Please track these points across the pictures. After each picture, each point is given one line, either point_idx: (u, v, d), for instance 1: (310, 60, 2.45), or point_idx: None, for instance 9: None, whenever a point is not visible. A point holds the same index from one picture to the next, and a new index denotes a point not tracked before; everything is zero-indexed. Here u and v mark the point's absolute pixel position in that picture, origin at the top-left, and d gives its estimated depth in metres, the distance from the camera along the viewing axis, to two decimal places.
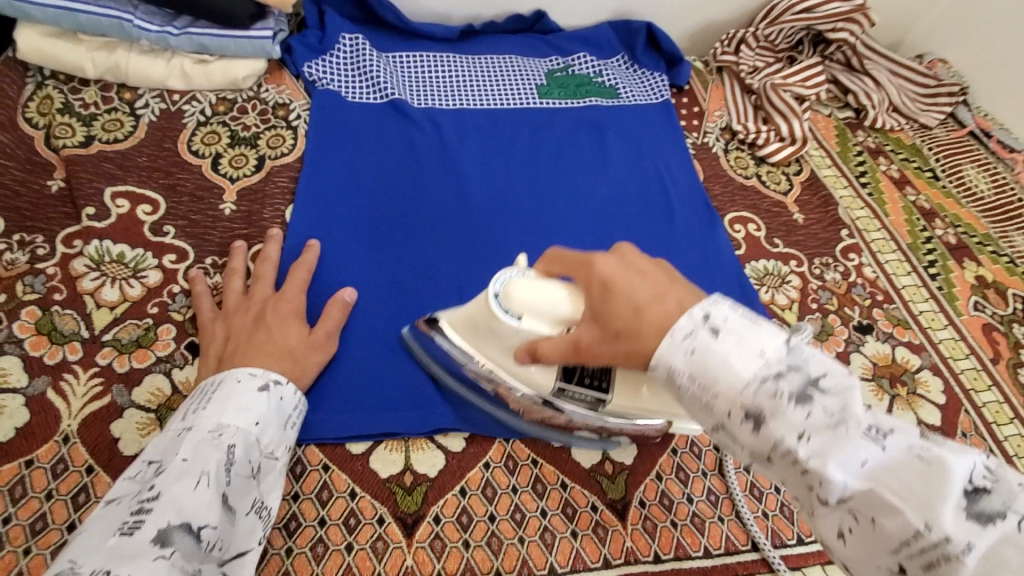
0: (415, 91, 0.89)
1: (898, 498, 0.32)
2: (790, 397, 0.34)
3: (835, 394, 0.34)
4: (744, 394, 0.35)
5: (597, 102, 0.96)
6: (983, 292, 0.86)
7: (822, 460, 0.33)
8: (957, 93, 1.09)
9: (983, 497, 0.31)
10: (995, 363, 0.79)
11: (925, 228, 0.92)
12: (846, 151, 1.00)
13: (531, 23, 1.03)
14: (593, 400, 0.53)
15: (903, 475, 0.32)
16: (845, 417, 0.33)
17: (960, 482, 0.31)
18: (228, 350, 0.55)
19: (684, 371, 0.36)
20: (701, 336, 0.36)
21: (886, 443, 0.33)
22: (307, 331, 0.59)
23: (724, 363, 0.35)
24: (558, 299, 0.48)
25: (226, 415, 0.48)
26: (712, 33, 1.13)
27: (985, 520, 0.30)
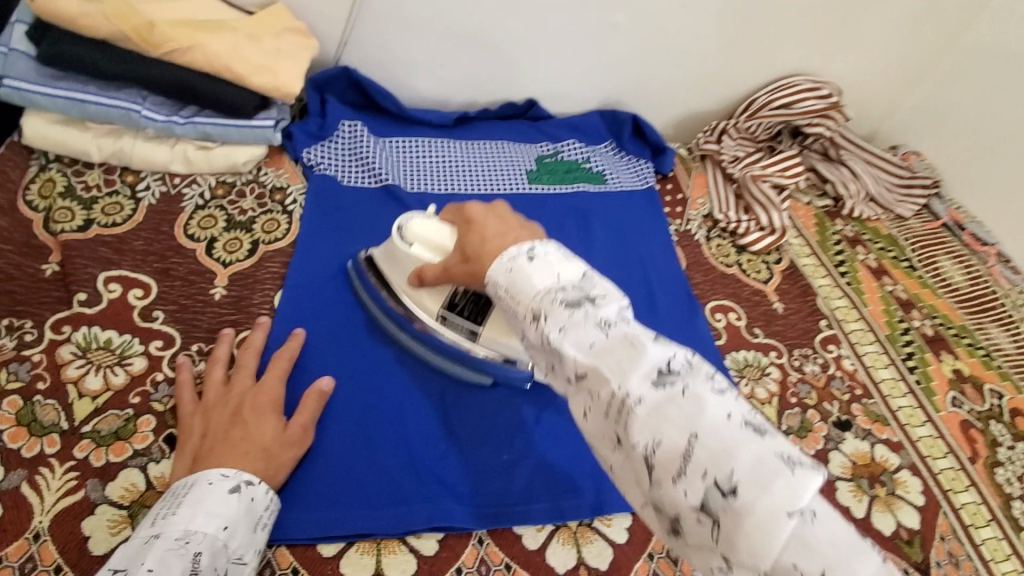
0: (409, 175, 0.93)
1: (608, 371, 0.39)
2: (561, 302, 0.42)
3: (599, 304, 0.42)
4: (533, 299, 0.43)
5: (585, 187, 0.99)
6: (961, 386, 0.87)
7: (563, 342, 0.41)
8: (930, 186, 1.14)
9: (670, 375, 0.38)
10: (974, 462, 0.79)
11: (902, 319, 0.94)
12: (825, 241, 1.03)
13: (522, 111, 1.09)
14: (469, 331, 0.66)
15: (615, 352, 0.39)
16: (592, 314, 0.41)
17: (652, 361, 0.38)
18: (204, 448, 0.55)
19: (503, 284, 0.46)
20: (520, 259, 0.45)
21: (610, 330, 0.40)
22: (283, 425, 0.59)
23: (526, 279, 0.44)
24: (439, 235, 0.65)
25: (194, 520, 0.48)
26: (695, 121, 1.19)
27: (662, 387, 0.37)
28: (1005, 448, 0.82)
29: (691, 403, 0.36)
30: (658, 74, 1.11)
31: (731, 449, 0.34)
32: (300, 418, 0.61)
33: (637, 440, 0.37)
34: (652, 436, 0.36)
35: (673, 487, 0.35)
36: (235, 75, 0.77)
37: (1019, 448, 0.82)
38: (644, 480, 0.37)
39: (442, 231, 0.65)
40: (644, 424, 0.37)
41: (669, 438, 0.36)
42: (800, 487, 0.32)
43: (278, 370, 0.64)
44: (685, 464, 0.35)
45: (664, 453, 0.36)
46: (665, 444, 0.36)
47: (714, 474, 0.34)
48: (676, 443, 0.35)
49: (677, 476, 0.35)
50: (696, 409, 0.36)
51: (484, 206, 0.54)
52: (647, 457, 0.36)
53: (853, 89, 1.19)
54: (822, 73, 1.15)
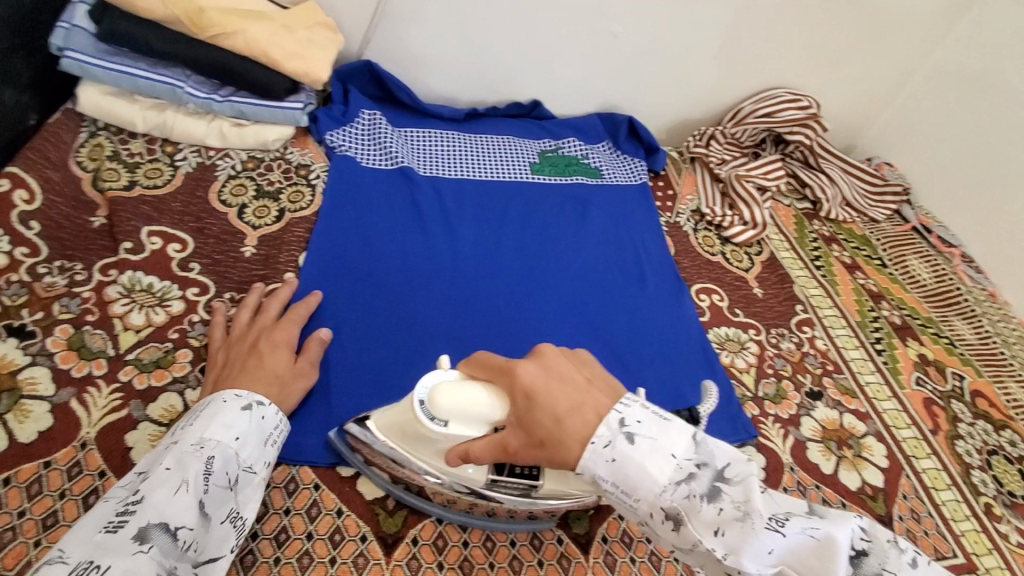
0: (423, 160, 1.01)
1: (800, 574, 0.42)
2: (702, 497, 0.43)
3: (733, 483, 0.44)
4: (663, 499, 0.44)
5: (583, 180, 1.08)
6: (925, 368, 0.95)
7: (740, 558, 0.42)
8: (900, 193, 1.23)
9: (857, 555, 0.43)
10: (935, 433, 0.86)
11: (873, 309, 1.02)
12: (803, 238, 1.12)
13: (527, 110, 1.18)
14: (525, 489, 0.57)
15: (804, 556, 0.42)
16: (744, 507, 0.43)
17: (844, 552, 0.42)
18: (223, 373, 0.61)
19: (609, 479, 0.45)
20: (621, 446, 0.45)
21: (786, 528, 0.43)
22: (292, 360, 0.66)
23: (642, 472, 0.44)
24: (483, 403, 0.52)
25: (209, 430, 0.53)
26: (685, 128, 1.29)
27: (859, 575, 0.42)
28: (965, 424, 0.89)
29: None
30: (652, 82, 1.20)
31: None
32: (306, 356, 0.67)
33: None
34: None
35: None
36: (271, 59, 0.84)
37: (978, 424, 0.89)
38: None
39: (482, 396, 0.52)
40: None
41: None
42: None
43: (293, 313, 0.70)
44: None
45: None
46: None
47: None
48: None
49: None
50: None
51: (538, 368, 0.49)
52: None
53: (831, 105, 1.29)
54: (803, 87, 1.25)
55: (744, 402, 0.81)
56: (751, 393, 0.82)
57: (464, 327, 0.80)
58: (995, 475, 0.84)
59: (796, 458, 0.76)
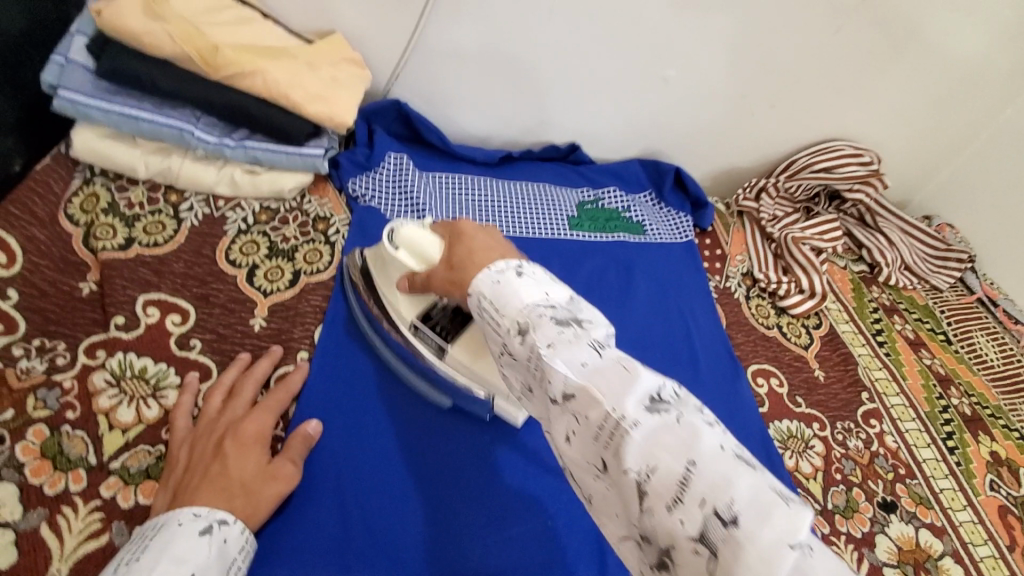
0: (453, 213, 0.91)
1: (601, 392, 0.37)
2: (551, 318, 0.41)
3: (587, 326, 0.41)
4: (519, 312, 0.42)
5: (625, 238, 0.98)
6: (998, 469, 0.85)
7: (552, 357, 0.39)
8: (966, 260, 1.12)
9: (663, 403, 0.36)
10: (1012, 550, 0.77)
11: (941, 396, 0.92)
12: (862, 307, 1.02)
13: (564, 154, 1.09)
14: (436, 346, 0.64)
15: (608, 375, 0.37)
16: (584, 334, 0.40)
17: (644, 389, 0.36)
18: (182, 481, 0.52)
19: (487, 296, 0.45)
20: (509, 272, 0.45)
21: (603, 352, 0.39)
22: (266, 461, 0.56)
23: (513, 292, 0.43)
24: (427, 244, 0.59)
25: (159, 567, 0.44)
26: (731, 177, 1.20)
27: (656, 413, 0.35)
28: None
29: (685, 430, 0.34)
30: (701, 128, 1.11)
31: (730, 479, 0.32)
32: (284, 454, 0.57)
33: (629, 463, 0.34)
34: (645, 460, 0.34)
35: (668, 516, 0.33)
36: (291, 103, 0.75)
37: None
38: (633, 509, 0.35)
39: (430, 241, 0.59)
40: (638, 449, 0.34)
41: (665, 464, 0.33)
42: (798, 521, 0.30)
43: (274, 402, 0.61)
44: (681, 492, 0.32)
45: (661, 480, 0.33)
46: (660, 470, 0.33)
47: (714, 502, 0.31)
48: (672, 470, 0.33)
49: (673, 505, 0.33)
50: (693, 437, 0.34)
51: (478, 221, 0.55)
52: (639, 482, 0.34)
53: (890, 157, 1.19)
54: (861, 138, 1.16)
55: (813, 517, 0.72)
56: (819, 505, 0.73)
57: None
58: None
59: None
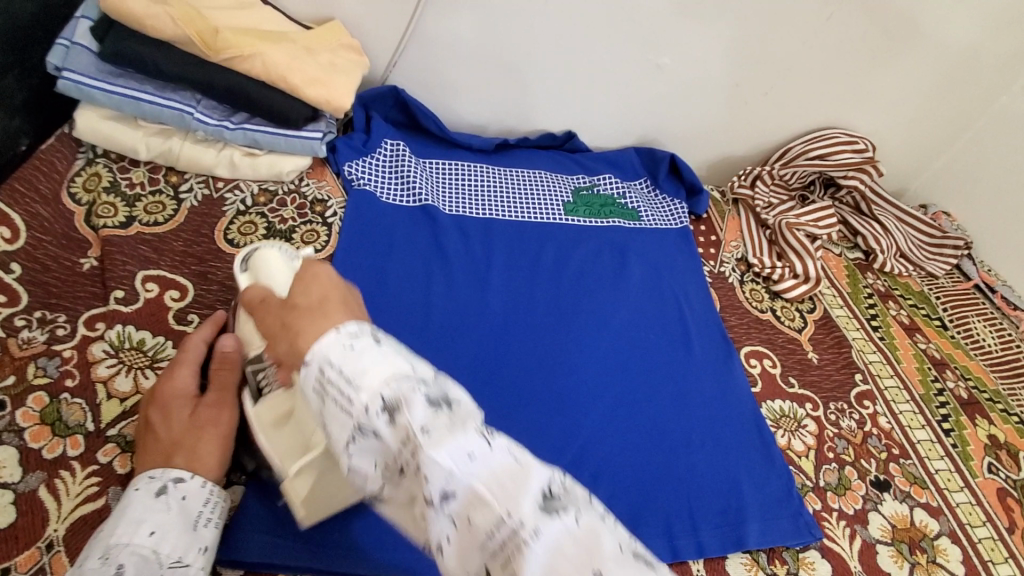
0: (448, 197, 0.92)
1: (491, 496, 0.30)
2: (423, 397, 0.33)
3: (459, 410, 0.33)
4: (385, 385, 0.33)
5: (620, 223, 0.99)
6: (996, 452, 0.85)
7: (430, 449, 0.31)
8: (962, 248, 1.12)
9: (559, 501, 0.31)
10: (1011, 532, 0.76)
11: (937, 379, 0.92)
12: (857, 293, 1.03)
13: (561, 142, 1.10)
14: (254, 394, 0.54)
15: (498, 470, 0.31)
16: (464, 421, 0.33)
17: (542, 482, 0.31)
18: (135, 451, 0.53)
19: (335, 363, 0.34)
20: (365, 334, 0.35)
21: (492, 440, 0.33)
22: (197, 410, 0.54)
23: (373, 359, 0.34)
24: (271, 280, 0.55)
25: (116, 533, 0.45)
26: (727, 166, 1.21)
27: (555, 516, 0.30)
28: None
29: (586, 533, 0.30)
30: (697, 116, 1.12)
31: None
32: (219, 397, 0.56)
33: None
34: None
35: None
36: (290, 86, 0.77)
37: None
38: None
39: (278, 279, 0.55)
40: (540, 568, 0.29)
41: None
42: None
43: (191, 349, 0.58)
44: None
45: None
46: None
47: None
48: None
49: None
50: (592, 543, 0.29)
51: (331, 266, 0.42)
52: None
53: (886, 146, 1.20)
54: (857, 127, 1.16)
55: (805, 493, 0.72)
56: (811, 482, 0.73)
57: (486, 394, 0.72)
58: None
59: (865, 564, 0.67)
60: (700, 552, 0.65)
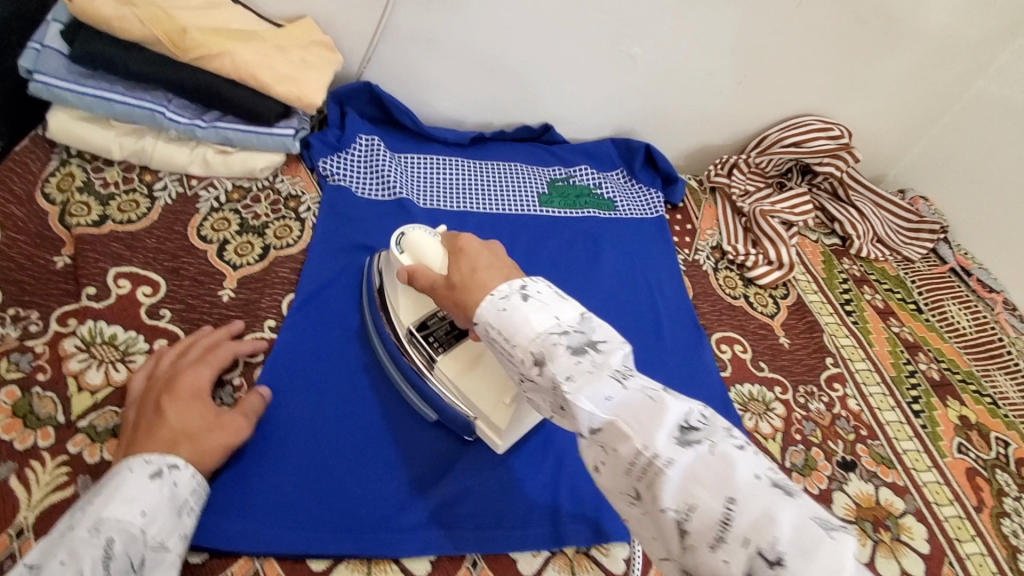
0: (423, 190, 0.93)
1: (630, 428, 0.41)
2: (565, 347, 0.45)
3: (603, 351, 0.45)
4: (533, 343, 0.46)
5: (596, 213, 1.01)
6: (967, 433, 0.85)
7: (577, 392, 0.43)
8: (939, 231, 1.14)
9: (693, 433, 0.40)
10: (979, 511, 0.76)
11: (909, 362, 0.93)
12: (831, 278, 1.04)
13: (537, 134, 1.11)
14: (427, 358, 0.65)
15: (636, 408, 0.41)
16: (603, 365, 0.44)
17: (674, 418, 0.41)
18: (133, 434, 0.54)
19: (495, 324, 0.49)
20: (514, 298, 0.49)
21: (627, 383, 0.43)
22: (213, 414, 0.58)
23: (523, 320, 0.48)
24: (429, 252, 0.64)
25: (109, 508, 0.46)
26: (705, 154, 1.21)
27: (689, 445, 0.39)
28: (1011, 499, 0.79)
29: (718, 461, 0.38)
30: (673, 106, 1.13)
31: (770, 515, 0.35)
32: (236, 410, 0.59)
33: (667, 503, 0.38)
34: (683, 500, 0.38)
35: (711, 556, 0.36)
36: (260, 84, 0.79)
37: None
38: (672, 543, 0.39)
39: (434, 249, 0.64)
40: (675, 486, 0.38)
41: (703, 501, 0.37)
42: (842, 556, 0.34)
43: (218, 359, 0.62)
44: (723, 530, 0.36)
45: (700, 517, 0.37)
46: (698, 508, 0.37)
47: (757, 542, 0.35)
48: (712, 506, 0.37)
49: (716, 544, 0.36)
50: (728, 469, 0.38)
51: (480, 241, 0.59)
52: (679, 522, 0.38)
53: (864, 132, 1.20)
54: (832, 114, 1.17)
55: None
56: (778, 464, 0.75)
57: None
58: None
59: None
60: None
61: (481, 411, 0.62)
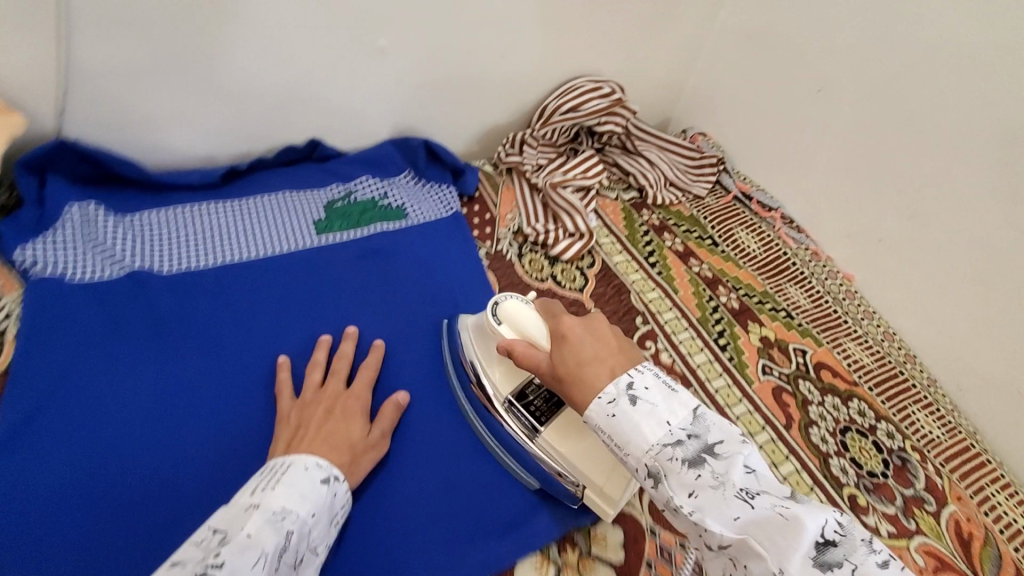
0: (169, 253, 0.82)
1: (762, 546, 0.43)
2: (682, 460, 0.48)
3: (721, 459, 0.48)
4: (647, 455, 0.49)
5: (383, 227, 0.94)
6: (769, 353, 0.90)
7: (701, 513, 0.46)
8: (718, 163, 1.19)
9: (831, 553, 0.42)
10: (789, 428, 0.81)
11: (711, 298, 0.97)
12: (634, 233, 1.07)
13: (306, 152, 1.00)
14: (528, 427, 0.69)
15: (768, 529, 0.43)
16: (726, 481, 0.46)
17: (812, 536, 0.42)
18: (298, 436, 0.65)
19: (607, 430, 0.52)
20: (622, 403, 0.52)
21: (755, 501, 0.45)
22: (367, 431, 0.69)
23: (632, 428, 0.50)
24: (528, 325, 0.68)
25: (289, 501, 0.55)
26: (495, 135, 1.17)
27: (828, 568, 0.41)
28: (816, 406, 0.84)
29: None
30: (444, 93, 1.05)
31: None
32: (382, 425, 0.71)
33: None
34: None
35: None
36: None
37: (826, 401, 0.85)
38: None
39: (535, 326, 0.68)
40: None
41: None
42: None
43: (364, 386, 0.74)
44: None
45: None
46: None
47: None
48: None
49: None
50: None
51: (584, 325, 0.61)
52: None
53: (638, 82, 1.23)
54: (608, 70, 1.17)
55: None
56: None
57: (226, 462, 0.67)
58: (852, 457, 0.79)
59: (656, 519, 0.71)
60: (488, 563, 0.65)
61: (592, 481, 0.65)
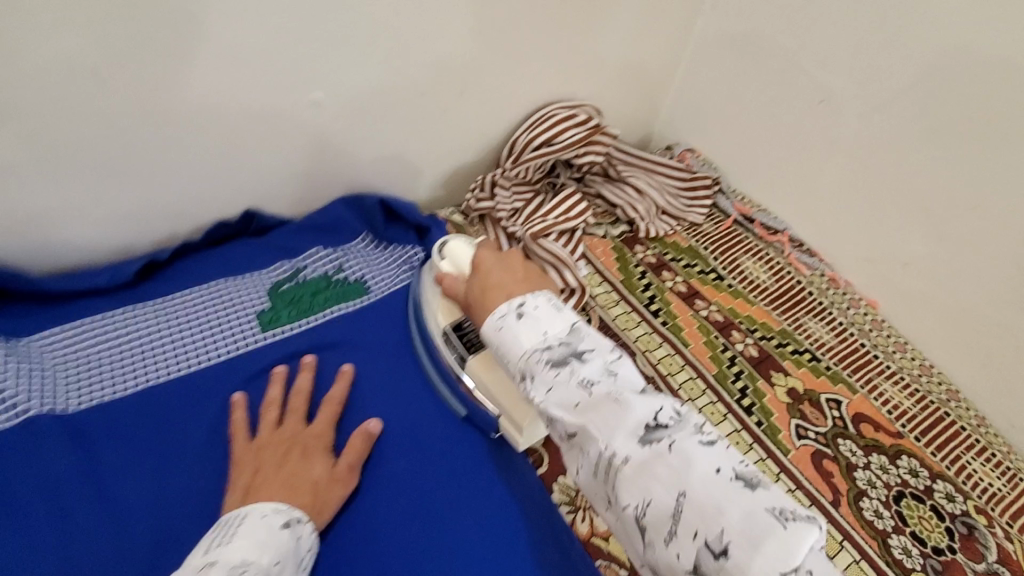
0: (80, 381, 0.69)
1: (597, 429, 0.49)
2: (548, 362, 0.54)
3: (585, 364, 0.54)
4: (523, 360, 0.56)
5: (341, 309, 0.83)
6: (800, 409, 0.79)
7: (553, 402, 0.53)
8: (712, 185, 1.08)
9: (655, 433, 0.48)
10: (838, 505, 0.70)
11: (726, 347, 0.86)
12: (630, 278, 0.94)
13: (242, 227, 0.86)
14: (459, 356, 0.75)
15: (601, 411, 0.49)
16: (579, 377, 0.52)
17: (642, 419, 0.48)
18: (256, 482, 0.61)
19: (497, 343, 0.59)
20: (512, 321, 0.59)
21: (597, 391, 0.51)
22: (331, 465, 0.65)
23: (515, 341, 0.58)
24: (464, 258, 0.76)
25: (245, 552, 0.52)
26: (461, 176, 1.04)
27: (647, 444, 0.47)
28: (862, 470, 0.73)
29: (674, 458, 0.46)
30: (398, 142, 0.92)
31: (719, 507, 0.43)
32: (347, 459, 0.67)
33: (628, 500, 0.47)
34: (642, 496, 0.46)
35: (667, 545, 0.44)
36: None
37: (872, 461, 0.74)
38: (638, 534, 0.47)
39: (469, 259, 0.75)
40: (633, 483, 0.46)
41: (658, 496, 0.45)
42: (790, 542, 0.40)
43: (325, 418, 0.70)
44: (673, 520, 0.44)
45: (655, 508, 0.45)
46: (655, 501, 0.45)
47: (705, 533, 0.42)
48: (665, 499, 0.45)
49: (669, 536, 0.44)
50: (685, 466, 0.45)
51: (497, 259, 0.67)
52: (639, 513, 0.46)
53: (615, 101, 1.10)
54: (581, 93, 1.04)
55: None
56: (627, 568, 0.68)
57: None
58: (914, 532, 0.69)
59: None
60: None
61: (506, 408, 0.71)
